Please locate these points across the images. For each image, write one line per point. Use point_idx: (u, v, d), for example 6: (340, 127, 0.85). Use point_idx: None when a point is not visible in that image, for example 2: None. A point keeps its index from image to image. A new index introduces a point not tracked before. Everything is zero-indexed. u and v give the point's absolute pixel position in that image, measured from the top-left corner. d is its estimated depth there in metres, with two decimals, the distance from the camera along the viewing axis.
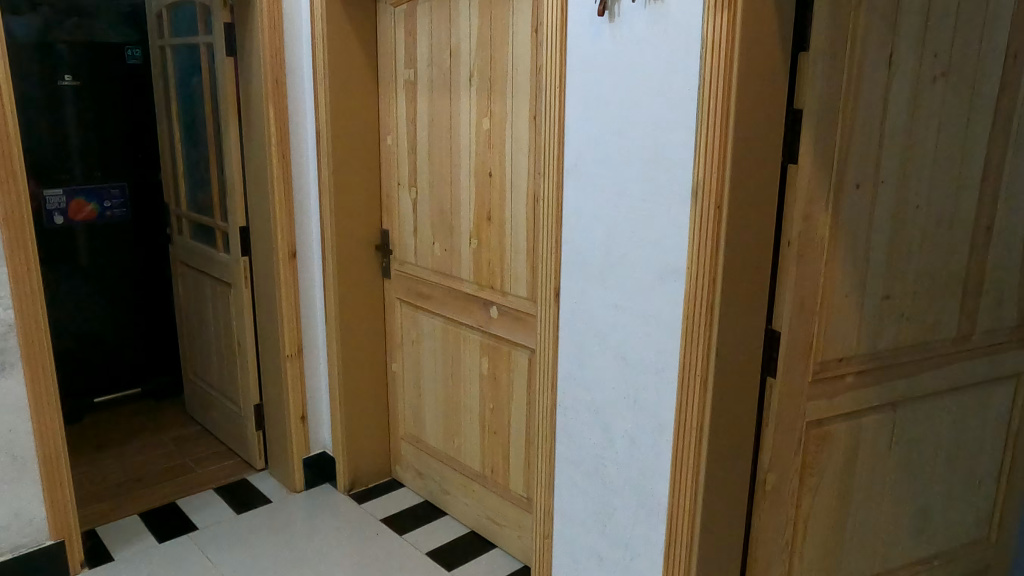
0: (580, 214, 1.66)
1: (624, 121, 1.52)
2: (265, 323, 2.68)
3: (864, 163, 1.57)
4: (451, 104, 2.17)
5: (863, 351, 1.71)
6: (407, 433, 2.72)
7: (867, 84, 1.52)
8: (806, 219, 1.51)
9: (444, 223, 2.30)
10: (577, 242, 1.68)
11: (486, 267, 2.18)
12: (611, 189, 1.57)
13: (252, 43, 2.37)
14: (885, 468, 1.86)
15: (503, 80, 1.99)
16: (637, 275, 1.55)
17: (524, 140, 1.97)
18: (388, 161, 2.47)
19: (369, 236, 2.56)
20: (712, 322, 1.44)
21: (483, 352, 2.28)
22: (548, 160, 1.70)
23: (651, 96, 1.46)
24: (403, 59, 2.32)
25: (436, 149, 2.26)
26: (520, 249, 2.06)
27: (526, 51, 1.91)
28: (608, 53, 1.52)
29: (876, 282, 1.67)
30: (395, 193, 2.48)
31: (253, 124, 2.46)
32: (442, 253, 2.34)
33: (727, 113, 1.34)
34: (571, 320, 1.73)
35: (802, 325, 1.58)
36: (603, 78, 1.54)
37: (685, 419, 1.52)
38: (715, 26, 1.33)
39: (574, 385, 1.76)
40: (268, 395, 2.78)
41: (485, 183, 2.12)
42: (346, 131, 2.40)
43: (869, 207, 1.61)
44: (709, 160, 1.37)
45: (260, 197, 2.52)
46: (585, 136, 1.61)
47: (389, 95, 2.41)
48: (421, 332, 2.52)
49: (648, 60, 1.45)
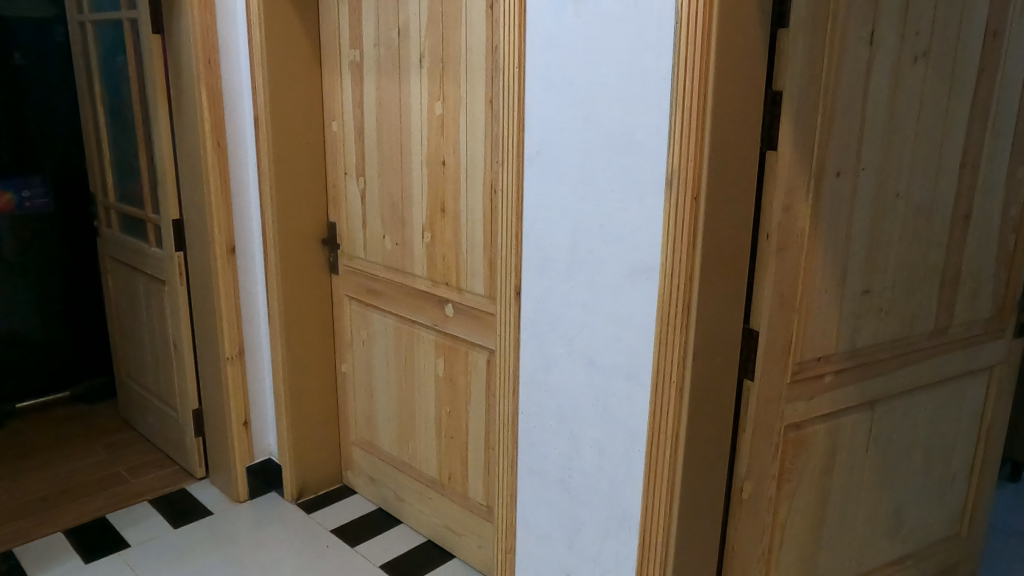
0: (541, 206, 1.52)
1: (592, 104, 1.38)
2: (203, 324, 2.49)
3: (845, 149, 1.47)
4: (401, 87, 2.01)
5: (842, 349, 1.62)
6: (359, 438, 2.57)
7: (848, 66, 1.42)
8: (785, 211, 1.41)
9: (395, 214, 2.14)
10: (538, 236, 1.54)
11: (441, 262, 2.03)
12: (576, 180, 1.44)
13: (180, 19, 2.17)
14: (862, 469, 1.78)
15: (456, 60, 1.84)
16: (606, 272, 1.43)
17: (480, 125, 1.82)
18: (334, 148, 2.30)
19: (315, 229, 2.38)
20: (689, 323, 1.32)
21: (438, 352, 2.14)
22: (507, 147, 1.55)
23: (620, 76, 1.33)
24: (349, 39, 2.14)
25: (385, 135, 2.09)
26: (476, 243, 1.91)
27: (481, 30, 1.77)
28: (571, 29, 1.39)
29: (856, 276, 1.57)
30: (342, 183, 2.31)
31: (184, 108, 2.26)
32: (393, 247, 2.18)
33: (704, 98, 1.22)
34: (533, 320, 1.60)
35: (781, 324, 1.48)
36: (567, 55, 1.41)
37: (659, 427, 1.41)
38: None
39: (538, 389, 1.63)
40: (207, 401, 2.59)
41: (439, 172, 1.96)
42: (287, 117, 2.22)
43: (850, 197, 1.50)
44: (685, 149, 1.25)
45: (194, 187, 2.32)
46: (547, 120, 1.47)
47: (333, 78, 2.23)
48: (372, 331, 2.36)
49: (616, 37, 1.32)
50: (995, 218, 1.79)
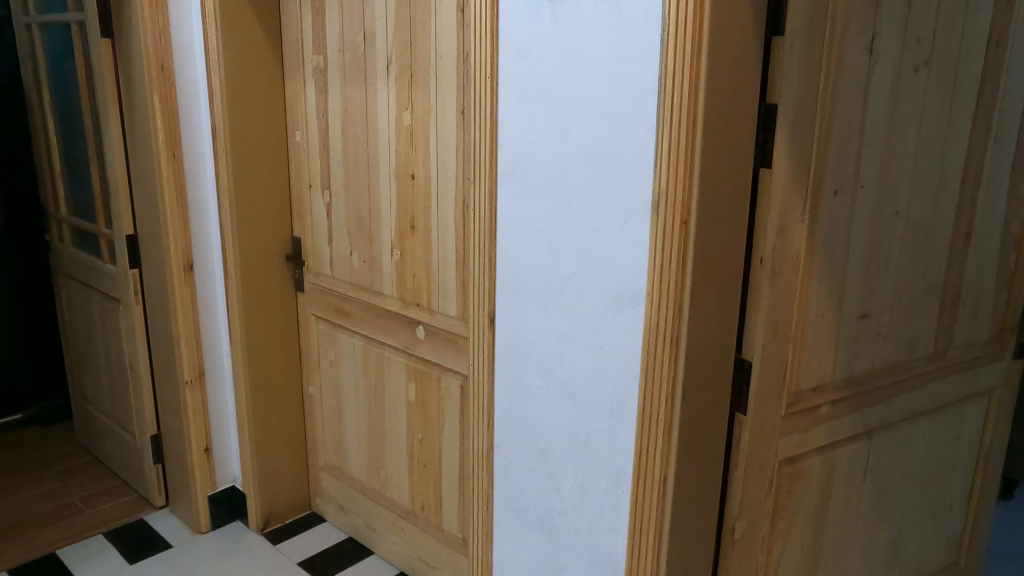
0: (515, 227, 1.39)
1: (571, 116, 1.26)
2: (159, 346, 2.34)
3: (843, 165, 1.36)
4: (367, 95, 1.88)
5: (839, 378, 1.52)
6: (328, 464, 2.43)
7: (846, 76, 1.32)
8: (780, 232, 1.30)
9: (362, 230, 2.00)
10: (513, 259, 1.41)
11: (411, 281, 1.90)
12: (554, 199, 1.31)
13: (131, 21, 2.02)
14: (859, 501, 1.68)
15: (425, 67, 1.72)
16: (587, 300, 1.31)
17: (451, 137, 1.69)
18: (298, 159, 2.16)
19: (279, 244, 2.24)
20: (678, 357, 1.21)
21: (409, 377, 2.00)
22: (479, 162, 1.42)
23: (602, 87, 1.21)
24: (312, 44, 2.01)
25: (352, 146, 1.96)
26: (448, 263, 1.78)
27: (451, 35, 1.64)
28: (547, 35, 1.27)
29: (853, 300, 1.47)
30: (307, 196, 2.17)
31: (137, 116, 2.12)
32: (360, 265, 2.04)
33: (694, 111, 1.11)
34: (507, 350, 1.47)
35: (775, 353, 1.37)
36: (543, 64, 1.28)
37: (646, 468, 1.29)
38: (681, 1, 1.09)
39: (513, 424, 1.51)
40: (166, 426, 2.44)
41: (407, 186, 1.83)
42: (246, 126, 2.08)
43: (849, 215, 1.40)
44: (673, 167, 1.14)
45: (148, 201, 2.18)
46: (522, 133, 1.34)
47: (296, 84, 2.10)
48: (340, 352, 2.22)
49: (596, 44, 1.20)
50: (996, 234, 1.70)
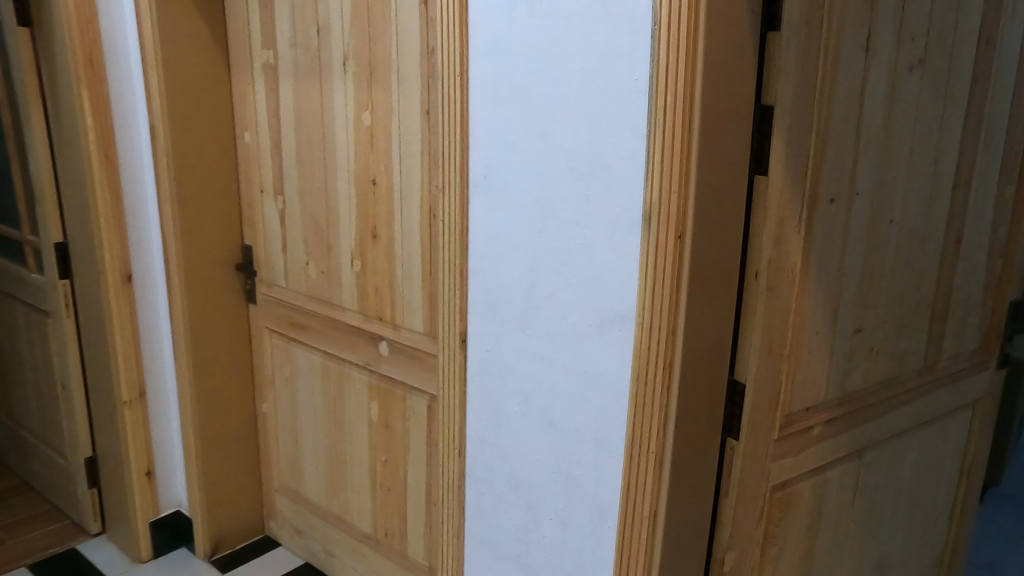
0: (488, 240, 1.27)
1: (550, 118, 1.14)
2: (94, 363, 2.16)
3: (839, 171, 1.27)
4: (323, 94, 1.74)
5: (832, 397, 1.43)
6: (283, 486, 2.27)
7: (843, 76, 1.22)
8: (776, 244, 1.21)
9: (320, 239, 1.85)
10: (486, 275, 1.28)
11: (374, 294, 1.76)
12: (532, 208, 1.19)
13: (53, 10, 1.84)
14: (848, 523, 1.61)
15: (385, 64, 1.58)
16: (570, 319, 1.20)
17: (415, 140, 1.56)
18: (247, 161, 2.00)
19: (228, 253, 2.08)
20: (671, 383, 1.11)
21: (371, 396, 1.86)
22: (447, 168, 1.29)
23: (584, 87, 1.09)
24: (260, 38, 1.86)
25: (307, 149, 1.82)
26: (413, 275, 1.65)
27: (414, 29, 1.51)
28: (521, 28, 1.14)
29: (847, 314, 1.39)
30: (258, 201, 2.01)
31: (64, 114, 1.94)
32: (318, 276, 1.89)
33: (690, 116, 1.00)
34: (481, 373, 1.35)
35: (769, 374, 1.29)
36: (517, 60, 1.15)
37: (635, 503, 1.18)
38: None
39: (486, 452, 1.39)
40: (103, 449, 2.26)
41: (368, 192, 1.70)
42: (189, 127, 1.91)
43: (844, 225, 1.31)
44: (666, 177, 1.03)
45: (79, 207, 1.99)
46: (495, 136, 1.21)
47: (243, 82, 1.94)
48: (296, 369, 2.06)
49: (577, 40, 1.08)
50: (984, 242, 1.64)
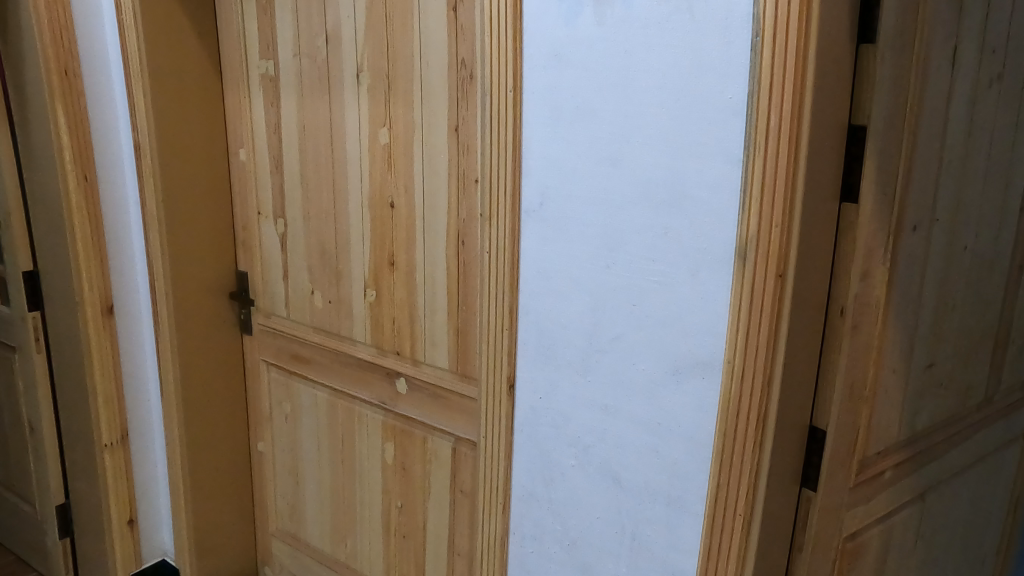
0: (543, 275, 1.13)
1: (622, 141, 1.00)
2: (69, 403, 1.96)
3: (924, 196, 1.16)
4: (332, 109, 1.58)
5: (902, 438, 1.33)
6: (279, 530, 2.07)
7: (933, 92, 1.10)
8: (863, 278, 1.10)
9: (328, 266, 1.70)
10: (540, 312, 1.15)
11: (391, 327, 1.62)
12: (596, 241, 1.06)
13: (18, 14, 1.65)
14: (909, 569, 1.50)
15: (405, 76, 1.43)
16: (641, 365, 1.07)
17: (442, 160, 1.42)
18: (242, 182, 1.82)
19: (221, 282, 1.89)
20: (763, 439, 0.99)
21: (386, 436, 1.71)
22: (495, 194, 1.15)
23: (664, 105, 0.96)
24: (257, 48, 1.68)
25: (312, 168, 1.66)
26: (439, 306, 1.51)
27: (440, 39, 1.36)
28: (588, 39, 1.00)
29: (922, 349, 1.28)
30: (254, 224, 1.83)
31: (34, 130, 1.74)
32: (325, 306, 1.74)
33: (798, 142, 0.88)
34: (531, 421, 1.21)
35: (848, 418, 1.18)
36: (582, 76, 1.02)
37: (717, 570, 1.05)
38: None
39: (535, 507, 1.25)
40: (78, 495, 2.06)
41: (385, 217, 1.55)
42: (178, 145, 1.73)
43: (924, 254, 1.20)
44: (766, 209, 0.91)
45: (53, 233, 1.80)
46: (553, 160, 1.08)
47: (237, 95, 1.76)
48: (297, 405, 1.89)
49: (657, 52, 0.95)
50: None
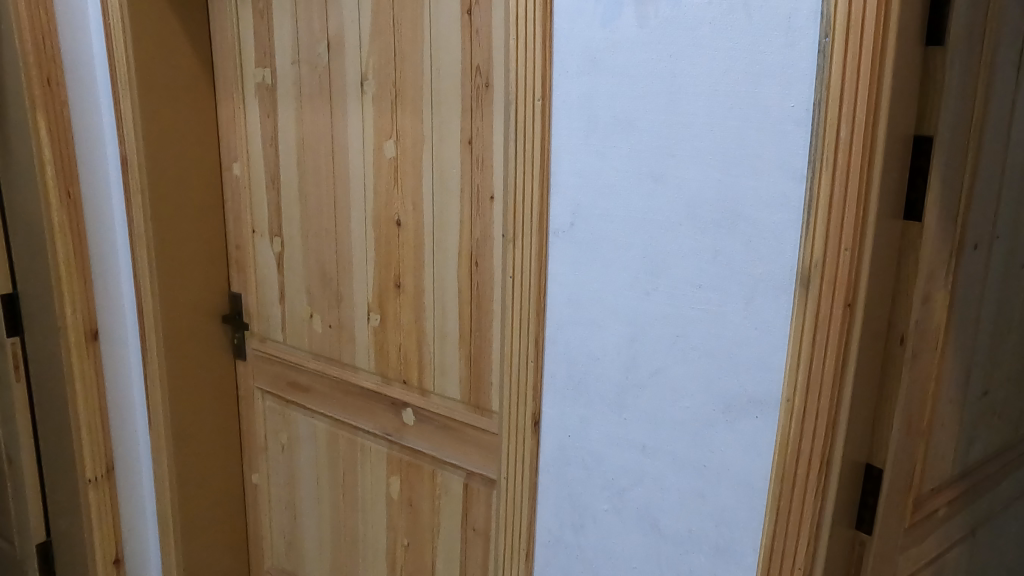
0: (575, 302, 1.03)
1: (666, 155, 0.90)
2: (51, 435, 1.84)
3: (986, 212, 1.06)
4: (333, 120, 1.47)
5: (956, 472, 1.23)
6: (275, 567, 1.94)
7: (1001, 99, 1.00)
8: (925, 303, 1.00)
9: (329, 288, 1.59)
10: (570, 343, 1.05)
11: (396, 354, 1.51)
12: (635, 265, 0.96)
13: None
14: None
15: (414, 85, 1.33)
16: (685, 403, 0.96)
17: (455, 175, 1.31)
18: (235, 198, 1.71)
19: (212, 304, 1.77)
20: (826, 486, 0.89)
21: (391, 469, 1.60)
22: (519, 213, 1.04)
23: (715, 116, 0.86)
24: (253, 55, 1.57)
25: (311, 184, 1.55)
26: (451, 332, 1.40)
27: (454, 44, 1.25)
28: (628, 43, 0.91)
29: (978, 377, 1.18)
30: (249, 243, 1.72)
31: (13, 145, 1.63)
32: (326, 331, 1.62)
33: (871, 156, 0.78)
34: (560, 460, 1.11)
35: (906, 455, 1.08)
36: (621, 83, 0.92)
37: None
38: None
39: (562, 554, 1.14)
40: (60, 532, 1.92)
41: (391, 237, 1.44)
42: (168, 160, 1.61)
43: (984, 274, 1.10)
44: (834, 232, 0.81)
45: (34, 254, 1.68)
46: (586, 175, 0.98)
47: (231, 107, 1.65)
48: (295, 435, 1.78)
49: (708, 58, 0.85)
50: None
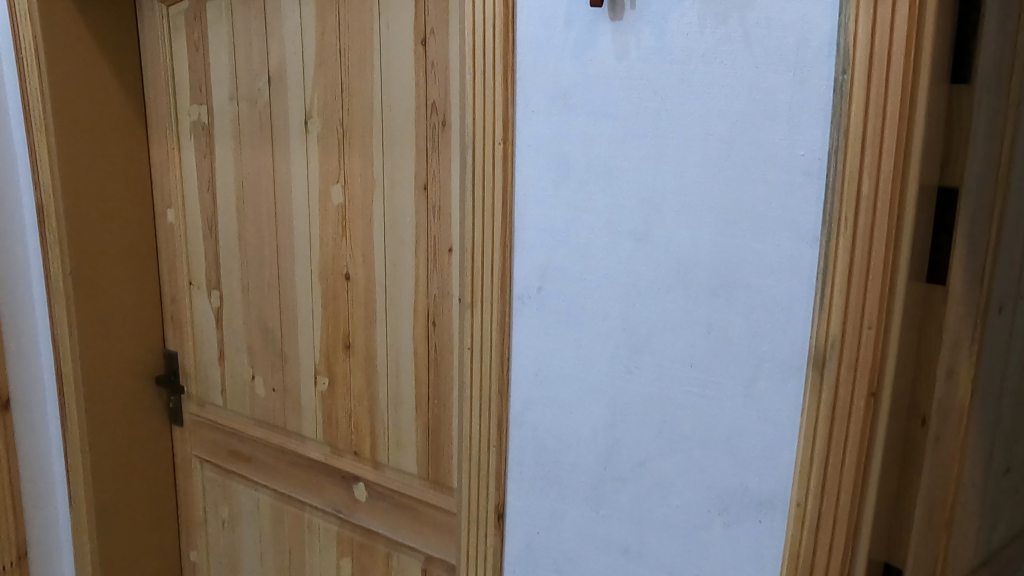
0: (545, 379, 0.88)
1: (651, 209, 0.76)
2: None
3: (1010, 271, 0.93)
4: (275, 162, 1.32)
5: (977, 561, 1.08)
6: None
7: None
8: (949, 378, 0.86)
9: (271, 347, 1.42)
10: (540, 425, 0.90)
11: (346, 423, 1.34)
12: (615, 338, 0.82)
13: None
14: None
15: (364, 123, 1.18)
16: (675, 500, 0.81)
17: (410, 224, 1.16)
18: (169, 247, 1.54)
19: (143, 364, 1.59)
20: None
21: (341, 550, 1.41)
22: (478, 275, 0.89)
23: (708, 167, 0.73)
24: (188, 91, 1.42)
25: (251, 231, 1.39)
26: (406, 399, 1.24)
27: (407, 79, 1.11)
28: (604, 80, 0.77)
29: (1000, 454, 1.04)
30: (185, 296, 1.55)
31: None
32: (269, 394, 1.45)
33: (900, 219, 0.64)
34: (529, 561, 0.95)
35: (928, 551, 0.93)
36: (596, 124, 0.78)
37: None
38: (885, 24, 0.61)
39: None
40: None
41: (339, 291, 1.28)
42: (90, 206, 1.44)
43: (1007, 340, 0.97)
44: (856, 306, 0.67)
45: None
46: (556, 232, 0.83)
47: (165, 147, 1.49)
48: (236, 509, 1.59)
49: (699, 99, 0.72)
50: None
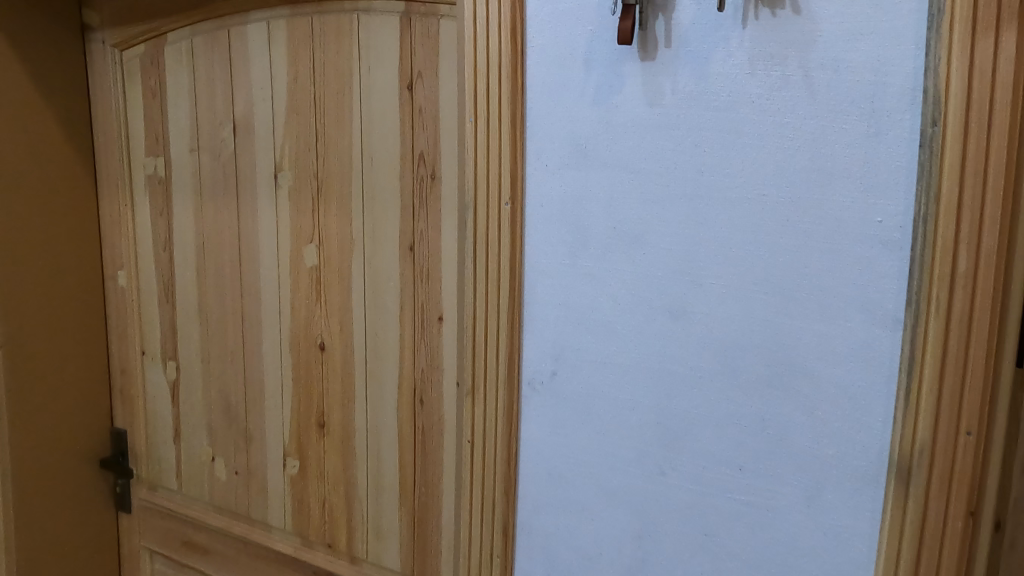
0: (559, 480, 0.75)
1: (690, 283, 0.65)
2: None
3: None
4: (241, 219, 1.18)
5: None
6: None
7: None
8: None
9: (234, 426, 1.26)
10: (553, 533, 0.76)
11: (319, 512, 1.18)
12: (646, 434, 0.69)
13: None
14: None
15: (342, 177, 1.06)
16: None
17: (394, 289, 1.03)
18: (120, 314, 1.39)
19: (88, 445, 1.42)
20: None
21: None
22: (479, 358, 0.75)
23: (761, 236, 0.61)
24: (144, 141, 1.29)
25: (213, 297, 1.24)
26: (390, 486, 1.09)
27: (392, 129, 0.99)
28: (630, 133, 0.66)
29: None
30: (137, 368, 1.39)
31: None
32: (231, 478, 1.29)
33: (1004, 306, 0.54)
34: None
35: None
36: (623, 183, 0.67)
37: None
38: (983, 69, 0.51)
39: None
40: None
41: (312, 364, 1.14)
42: (28, 270, 1.28)
43: None
44: (951, 406, 0.56)
45: None
46: (573, 308, 0.71)
47: (116, 203, 1.35)
48: None
49: (750, 156, 0.61)
50: None
